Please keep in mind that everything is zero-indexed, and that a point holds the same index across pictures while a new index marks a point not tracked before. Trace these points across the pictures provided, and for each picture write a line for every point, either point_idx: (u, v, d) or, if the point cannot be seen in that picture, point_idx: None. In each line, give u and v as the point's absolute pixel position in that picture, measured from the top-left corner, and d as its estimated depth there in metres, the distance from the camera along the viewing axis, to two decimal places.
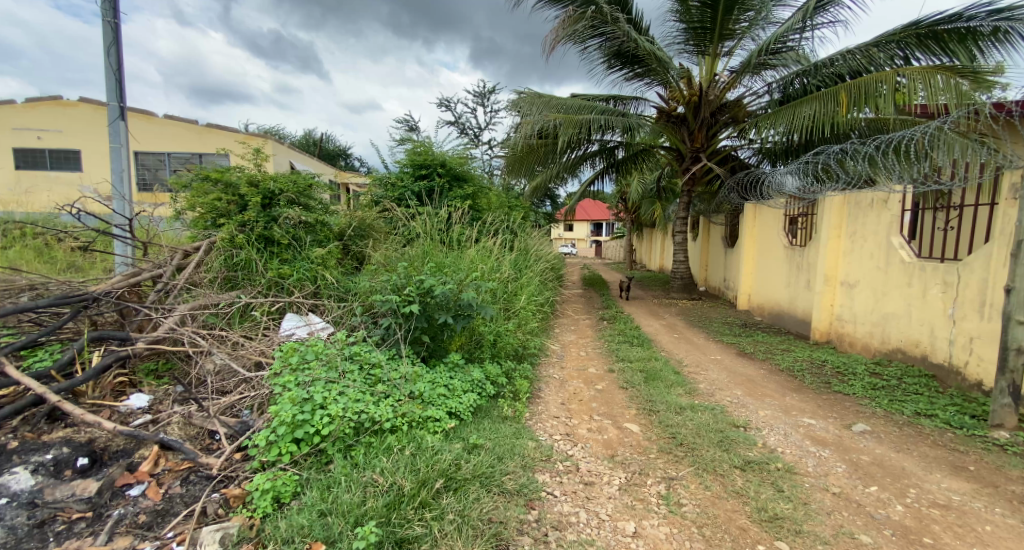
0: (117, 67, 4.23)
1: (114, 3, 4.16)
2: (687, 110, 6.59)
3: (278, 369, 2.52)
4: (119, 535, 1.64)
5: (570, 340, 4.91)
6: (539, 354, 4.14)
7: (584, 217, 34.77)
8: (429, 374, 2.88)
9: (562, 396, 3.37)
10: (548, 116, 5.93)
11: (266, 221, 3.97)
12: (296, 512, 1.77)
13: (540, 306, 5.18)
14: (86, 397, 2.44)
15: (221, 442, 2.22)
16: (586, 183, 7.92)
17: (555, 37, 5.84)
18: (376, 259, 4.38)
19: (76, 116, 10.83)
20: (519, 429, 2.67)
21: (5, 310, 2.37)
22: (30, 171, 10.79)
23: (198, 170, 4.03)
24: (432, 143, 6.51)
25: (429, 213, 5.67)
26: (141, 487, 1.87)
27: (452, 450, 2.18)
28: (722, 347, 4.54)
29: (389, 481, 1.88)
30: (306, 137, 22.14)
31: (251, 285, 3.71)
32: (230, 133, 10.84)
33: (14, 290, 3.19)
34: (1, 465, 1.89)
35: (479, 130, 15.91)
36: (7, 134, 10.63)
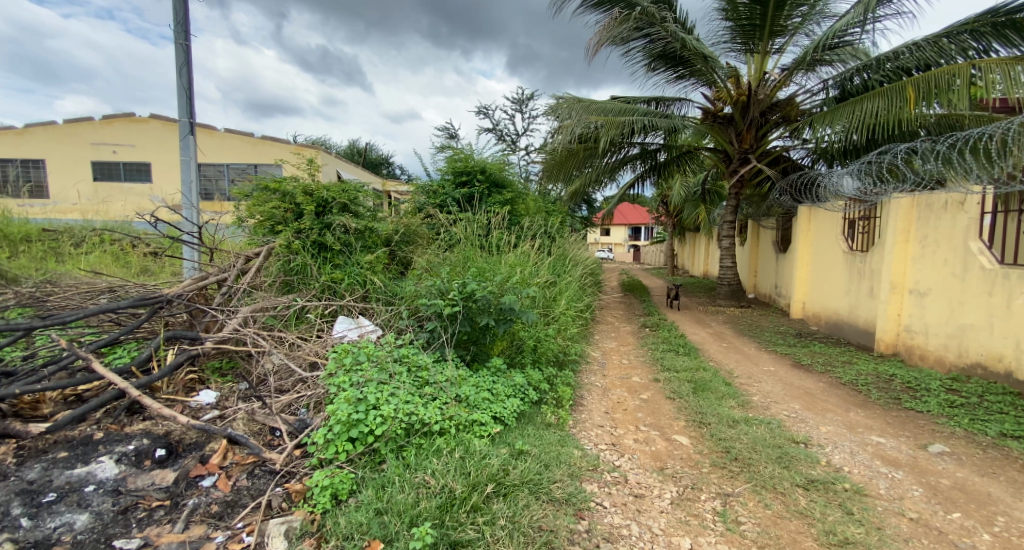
0: (188, 85, 4.57)
1: (186, 27, 4.51)
2: (734, 111, 6.37)
3: (332, 370, 2.62)
4: (194, 523, 1.74)
5: (611, 347, 4.83)
6: (580, 361, 4.10)
7: (622, 221, 34.23)
8: (473, 378, 2.91)
9: (606, 404, 3.31)
10: (588, 120, 5.89)
11: (319, 228, 4.16)
12: (354, 509, 1.83)
13: (580, 312, 5.13)
14: (161, 392, 2.64)
15: (281, 438, 2.34)
16: (626, 187, 7.80)
17: (599, 41, 5.81)
18: (420, 264, 4.49)
19: (147, 131, 11.78)
20: (565, 436, 2.64)
21: (93, 311, 2.59)
22: (107, 183, 11.81)
23: (258, 180, 4.27)
24: (472, 150, 6.61)
25: (470, 219, 5.75)
26: (212, 478, 1.99)
27: (500, 455, 2.18)
28: (775, 358, 4.32)
29: (440, 483, 1.91)
30: (351, 147, 23.07)
31: (306, 289, 3.90)
32: (283, 145, 11.48)
33: (96, 292, 3.49)
34: (89, 454, 2.03)
35: (517, 137, 16.06)
36: (88, 150, 11.68)
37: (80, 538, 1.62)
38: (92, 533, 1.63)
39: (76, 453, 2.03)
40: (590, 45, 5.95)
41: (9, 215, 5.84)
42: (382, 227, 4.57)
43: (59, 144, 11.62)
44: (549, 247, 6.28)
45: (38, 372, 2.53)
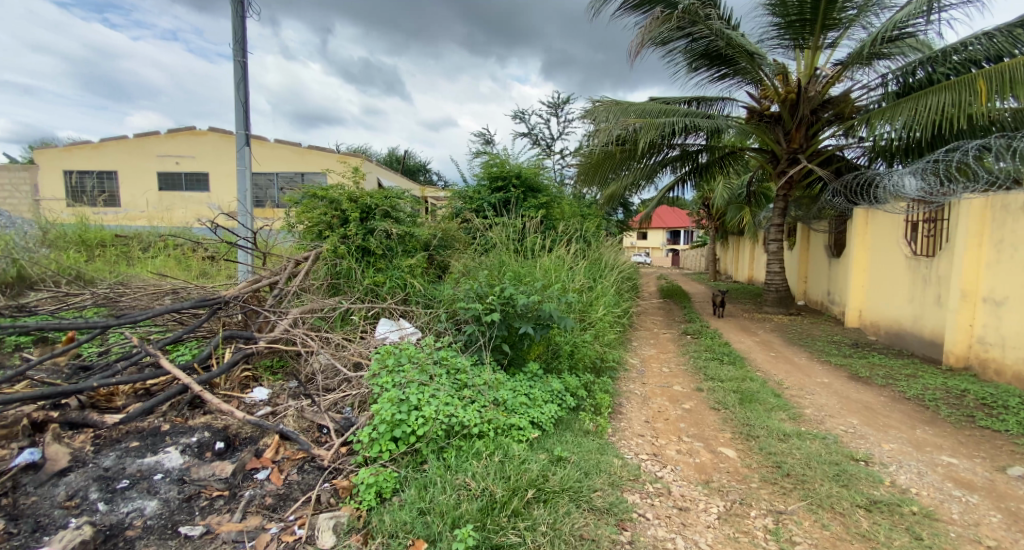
0: (244, 100, 4.87)
1: (244, 45, 4.81)
2: (783, 109, 6.11)
3: (376, 370, 2.70)
4: (250, 514, 1.83)
5: (650, 354, 4.71)
6: (618, 368, 4.03)
7: (660, 225, 33.45)
8: (510, 383, 2.91)
9: (646, 413, 3.23)
10: (627, 122, 5.81)
11: (363, 233, 4.31)
12: (398, 508, 1.87)
13: (618, 318, 5.04)
14: (220, 388, 2.81)
15: (328, 436, 2.42)
16: (665, 190, 7.62)
17: (639, 42, 5.74)
18: (458, 268, 4.56)
19: (206, 143, 12.63)
20: (604, 444, 2.60)
21: (160, 310, 2.79)
22: (170, 192, 12.72)
23: (307, 188, 4.48)
24: (509, 155, 6.65)
25: (506, 223, 5.79)
26: (266, 472, 2.09)
27: (539, 460, 2.18)
28: (829, 369, 4.08)
29: (481, 486, 1.92)
30: (390, 154, 23.82)
31: (350, 291, 4.05)
32: (327, 154, 12.00)
33: (161, 293, 3.75)
34: (157, 444, 2.19)
35: (552, 141, 16.10)
36: (154, 161, 12.62)
37: (150, 522, 1.72)
38: (161, 518, 1.74)
39: (145, 443, 2.18)
40: (630, 46, 5.88)
41: (87, 222, 6.39)
42: (421, 232, 4.68)
43: (129, 156, 12.63)
44: (585, 252, 6.22)
45: (113, 366, 2.74)
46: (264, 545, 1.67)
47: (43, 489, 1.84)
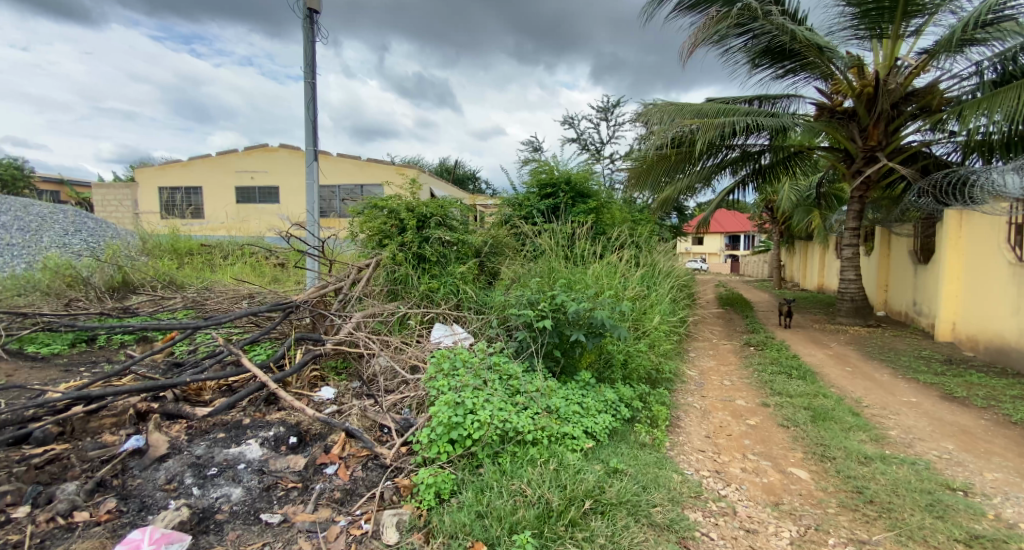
0: (313, 118, 5.24)
1: (313, 67, 5.19)
2: (857, 104, 5.67)
3: (432, 374, 2.78)
4: (321, 506, 1.95)
5: (709, 366, 4.50)
6: (675, 379, 3.88)
7: (717, 229, 31.92)
8: (563, 390, 2.89)
9: (706, 428, 3.09)
10: (682, 124, 5.64)
11: (419, 241, 4.49)
12: (456, 509, 1.92)
13: (674, 327, 4.87)
14: (292, 386, 3.03)
15: (389, 435, 2.53)
16: (724, 193, 7.29)
17: (695, 42, 5.56)
18: (509, 274, 4.61)
19: (277, 159, 13.68)
20: (662, 458, 2.52)
21: (240, 314, 3.06)
22: (246, 204, 13.88)
23: (368, 199, 4.73)
24: (558, 162, 6.66)
25: (556, 229, 5.79)
26: (334, 467, 2.22)
27: (595, 471, 2.14)
28: (917, 388, 3.70)
29: (537, 493, 1.93)
30: (441, 164, 24.57)
31: (407, 297, 4.22)
32: (384, 165, 12.59)
33: (240, 297, 4.10)
34: (240, 436, 2.39)
35: (602, 145, 15.91)
36: (232, 177, 13.85)
37: (236, 508, 1.88)
38: (244, 505, 1.90)
39: (230, 435, 2.39)
40: (684, 47, 5.71)
41: (178, 233, 7.12)
42: (473, 239, 4.78)
43: (211, 172, 13.93)
44: (637, 258, 6.07)
45: (201, 363, 3.01)
46: (334, 537, 1.77)
47: (147, 471, 2.06)
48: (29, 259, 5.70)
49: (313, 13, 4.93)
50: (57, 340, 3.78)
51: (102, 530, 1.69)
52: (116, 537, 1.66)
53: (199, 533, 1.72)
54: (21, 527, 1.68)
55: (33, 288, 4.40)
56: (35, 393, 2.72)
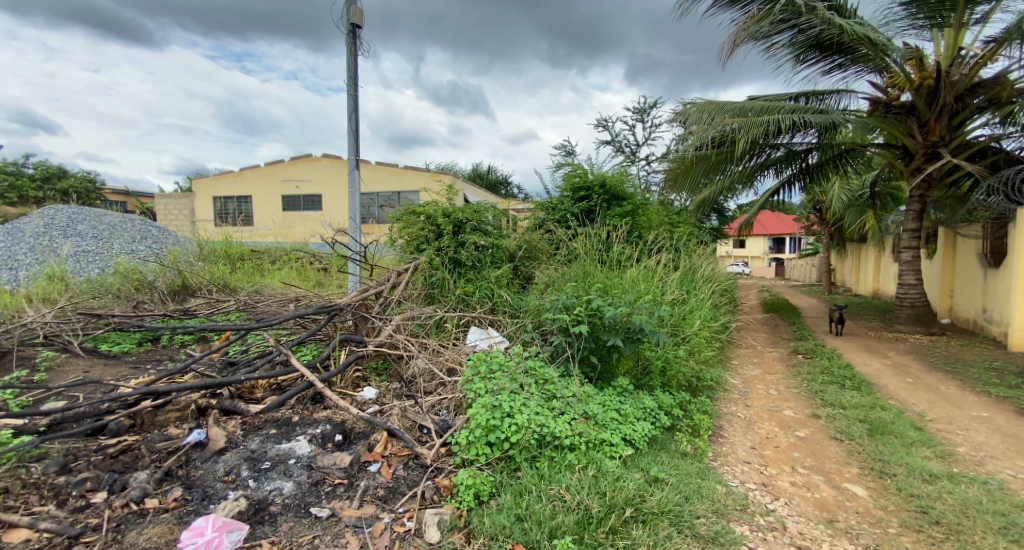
0: (355, 128, 5.45)
1: (355, 80, 5.41)
2: (916, 98, 5.32)
3: (469, 377, 2.83)
4: (366, 502, 2.02)
5: (753, 375, 4.32)
6: (716, 387, 3.75)
7: (760, 232, 30.61)
8: (600, 396, 2.85)
9: (752, 439, 2.97)
10: (722, 123, 5.48)
11: (455, 246, 4.57)
12: (496, 511, 1.94)
13: (715, 333, 4.71)
14: (336, 385, 3.15)
15: (428, 436, 2.58)
16: (767, 194, 7.01)
17: (735, 41, 5.42)
18: (543, 279, 4.61)
19: (319, 168, 14.30)
20: (705, 469, 2.44)
21: (288, 316, 3.22)
22: (291, 212, 14.56)
23: (406, 205, 4.87)
24: (593, 165, 6.61)
25: (591, 233, 5.75)
26: (377, 465, 2.29)
27: (634, 479, 2.10)
28: (989, 402, 3.40)
29: (576, 499, 1.92)
30: (476, 169, 24.90)
31: (444, 301, 4.31)
32: (421, 172, 12.90)
33: (287, 300, 4.30)
34: (290, 433, 2.51)
35: (637, 147, 15.67)
36: (279, 186, 14.58)
37: (288, 501, 1.97)
38: (295, 499, 1.99)
39: (281, 431, 2.51)
40: (723, 47, 5.57)
41: (231, 240, 7.56)
42: (508, 244, 4.83)
43: (260, 182, 14.72)
44: (675, 262, 5.92)
45: (253, 362, 3.18)
46: (379, 533, 1.83)
47: (207, 463, 2.19)
48: (102, 265, 6.21)
49: (356, 28, 5.14)
50: (126, 339, 4.09)
51: (170, 516, 1.82)
52: (182, 524, 1.78)
53: (255, 523, 1.82)
54: (100, 511, 1.83)
55: (106, 291, 4.79)
56: (109, 388, 2.96)
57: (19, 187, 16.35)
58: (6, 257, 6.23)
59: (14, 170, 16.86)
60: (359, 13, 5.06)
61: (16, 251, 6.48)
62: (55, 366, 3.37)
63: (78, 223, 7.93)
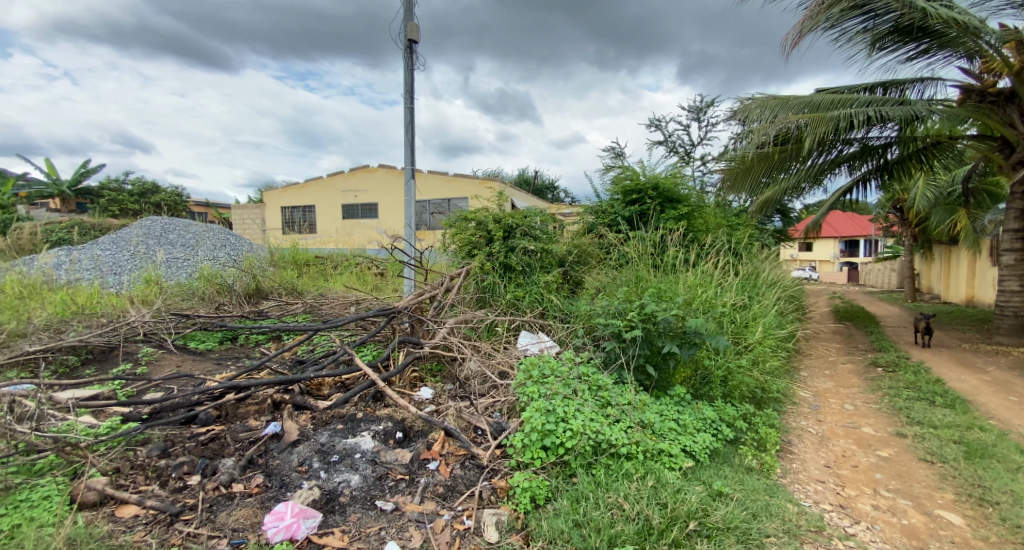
0: (410, 138, 5.68)
1: (410, 92, 5.64)
2: (1016, 83, 4.75)
3: (522, 380, 2.85)
4: (427, 499, 2.09)
5: (825, 388, 4.01)
6: (784, 400, 3.53)
7: (830, 234, 28.43)
8: (657, 405, 2.76)
9: (826, 457, 2.76)
10: (787, 118, 5.17)
11: (506, 251, 4.64)
12: (553, 515, 1.95)
13: (781, 342, 4.42)
14: (395, 385, 3.28)
15: (483, 437, 2.62)
16: (839, 193, 6.52)
17: (801, 32, 5.12)
18: (594, 284, 4.56)
19: (375, 178, 15.01)
20: (773, 486, 2.30)
21: (352, 318, 3.40)
22: (350, 220, 15.37)
23: (459, 212, 5.00)
24: (645, 167, 6.46)
25: (643, 237, 5.60)
26: (435, 463, 2.36)
27: (696, 491, 2.03)
28: None
29: (635, 509, 1.88)
30: (524, 175, 25.07)
31: (495, 305, 4.36)
32: (471, 179, 13.19)
33: (348, 303, 4.54)
34: (355, 428, 2.64)
35: (691, 147, 15.15)
36: (339, 196, 15.46)
37: (355, 493, 2.08)
38: (362, 491, 2.10)
39: (347, 427, 2.65)
40: (788, 39, 5.27)
41: (297, 246, 8.10)
42: (557, 248, 4.82)
43: (322, 192, 15.69)
44: (735, 266, 5.64)
45: (319, 361, 3.38)
46: (440, 529, 1.89)
47: (284, 453, 2.36)
48: (188, 270, 6.86)
49: (412, 43, 5.38)
50: (210, 338, 4.49)
51: (253, 501, 1.98)
52: (265, 508, 1.94)
53: (328, 512, 1.95)
54: (195, 492, 2.02)
55: (192, 294, 5.30)
56: (197, 382, 3.26)
57: (121, 201, 18.44)
58: (112, 263, 7.05)
59: (116, 186, 19.01)
60: (415, 30, 5.29)
61: (119, 258, 7.31)
62: (152, 360, 3.78)
63: (170, 232, 8.86)
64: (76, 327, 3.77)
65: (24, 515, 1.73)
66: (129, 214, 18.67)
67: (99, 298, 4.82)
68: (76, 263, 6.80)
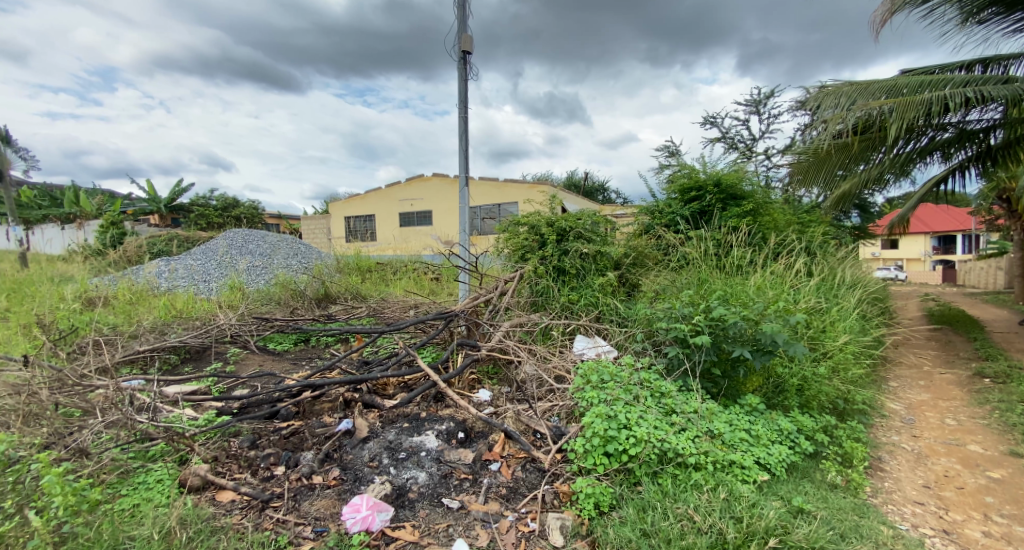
0: (464, 146, 5.84)
1: (465, 101, 5.80)
2: None
3: (581, 385, 2.83)
4: (491, 499, 2.12)
5: (921, 400, 3.61)
6: (871, 412, 3.22)
7: (918, 230, 25.66)
8: (726, 414, 2.61)
9: (924, 477, 2.49)
10: (867, 104, 4.75)
11: (559, 254, 4.65)
12: (620, 523, 1.93)
13: (866, 348, 4.04)
14: (455, 386, 3.36)
15: (544, 440, 2.62)
16: (929, 183, 5.87)
17: (891, 8, 4.69)
18: (653, 286, 4.42)
19: (429, 187, 15.52)
20: (863, 505, 2.11)
21: (414, 320, 3.52)
22: (407, 227, 16.01)
23: (512, 217, 5.06)
24: (705, 164, 6.19)
25: (704, 236, 5.37)
26: (497, 464, 2.40)
27: (774, 506, 1.91)
28: None
29: (708, 521, 1.82)
30: (572, 178, 24.92)
31: (550, 308, 4.36)
32: (521, 184, 13.30)
33: (408, 306, 4.72)
34: (420, 427, 2.74)
35: (752, 142, 14.34)
36: (396, 204, 16.16)
37: (423, 490, 2.15)
38: (429, 488, 2.16)
39: (412, 425, 2.75)
40: (875, 18, 4.85)
41: (360, 253, 8.55)
42: (613, 250, 4.71)
43: (381, 202, 16.50)
44: (809, 267, 5.24)
45: (384, 362, 3.52)
46: (506, 530, 1.92)
47: (356, 449, 2.49)
48: (266, 277, 7.47)
49: (466, 54, 5.53)
50: (286, 339, 4.84)
51: (332, 492, 2.12)
52: (343, 500, 2.06)
53: (398, 507, 2.04)
54: (282, 482, 2.20)
55: (271, 299, 5.77)
56: (277, 380, 3.53)
57: (207, 216, 20.36)
58: (202, 271, 7.81)
59: (203, 202, 21.02)
60: (468, 40, 5.44)
61: (209, 267, 8.09)
62: (238, 360, 4.14)
63: (251, 242, 9.70)
64: (175, 330, 4.21)
65: (143, 496, 1.96)
66: (215, 227, 20.59)
67: (193, 302, 5.37)
68: (174, 272, 7.61)
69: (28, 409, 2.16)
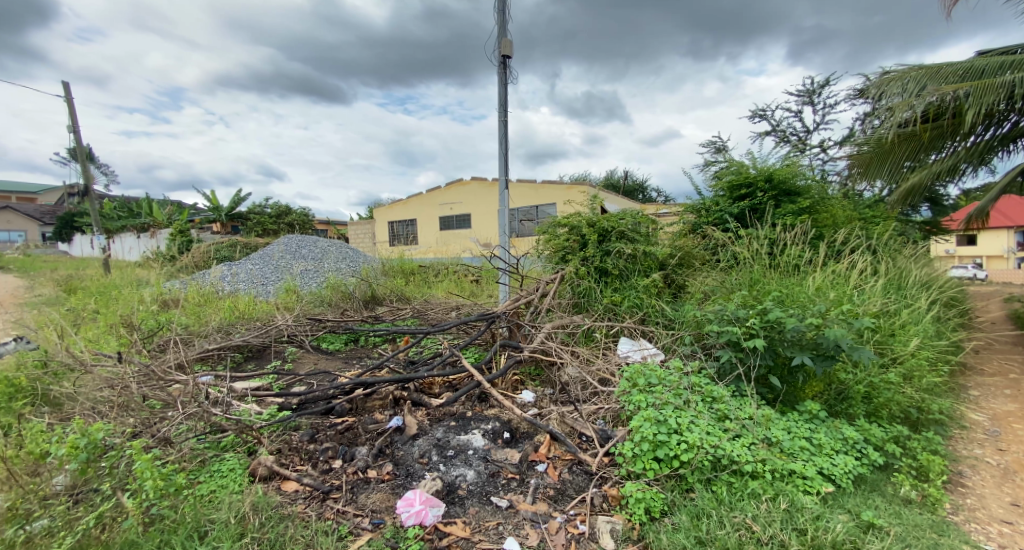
0: (504, 149, 5.89)
1: (504, 104, 5.85)
2: None
3: (627, 388, 2.77)
4: (540, 499, 2.13)
5: (1007, 411, 3.28)
6: (948, 422, 2.96)
7: (1000, 225, 23.27)
8: (783, 421, 2.49)
9: (1012, 494, 2.27)
10: (939, 89, 4.39)
11: (601, 255, 4.59)
12: (672, 530, 1.88)
13: (941, 353, 3.71)
14: (499, 388, 3.39)
15: (590, 443, 2.60)
16: (1012, 173, 5.33)
17: None
18: (700, 287, 4.28)
19: (469, 191, 15.76)
20: (941, 523, 1.95)
21: (457, 321, 3.59)
22: (447, 231, 16.32)
23: (553, 218, 5.06)
24: (755, 160, 5.92)
25: (755, 235, 5.13)
26: (543, 465, 2.41)
27: (841, 520, 1.80)
28: None
29: (768, 532, 1.76)
30: (611, 178, 24.51)
31: (593, 310, 4.31)
32: (560, 186, 13.25)
33: (450, 308, 4.81)
34: (466, 426, 2.79)
35: (805, 134, 13.57)
36: (437, 209, 16.53)
37: (471, 488, 2.19)
38: (477, 486, 2.20)
39: (459, 424, 2.81)
40: None
41: (404, 257, 8.80)
42: (658, 250, 4.59)
43: (422, 207, 16.93)
44: (874, 266, 4.89)
45: (430, 361, 3.61)
46: (555, 531, 1.93)
47: (406, 445, 2.57)
48: (318, 280, 7.84)
49: (506, 58, 5.59)
50: (338, 339, 5.06)
51: (386, 486, 2.20)
52: (396, 494, 2.14)
53: (449, 503, 2.09)
54: (340, 475, 2.31)
55: (323, 301, 6.05)
56: (332, 378, 3.70)
57: (263, 223, 21.65)
58: (261, 275, 8.32)
59: (260, 211, 22.38)
60: (508, 45, 5.49)
61: (265, 271, 8.59)
62: (295, 359, 4.37)
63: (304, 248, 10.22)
64: (240, 330, 4.52)
65: (219, 483, 2.12)
66: (270, 234, 21.87)
67: (253, 304, 5.73)
68: (236, 276, 8.14)
69: (119, 400, 2.40)
